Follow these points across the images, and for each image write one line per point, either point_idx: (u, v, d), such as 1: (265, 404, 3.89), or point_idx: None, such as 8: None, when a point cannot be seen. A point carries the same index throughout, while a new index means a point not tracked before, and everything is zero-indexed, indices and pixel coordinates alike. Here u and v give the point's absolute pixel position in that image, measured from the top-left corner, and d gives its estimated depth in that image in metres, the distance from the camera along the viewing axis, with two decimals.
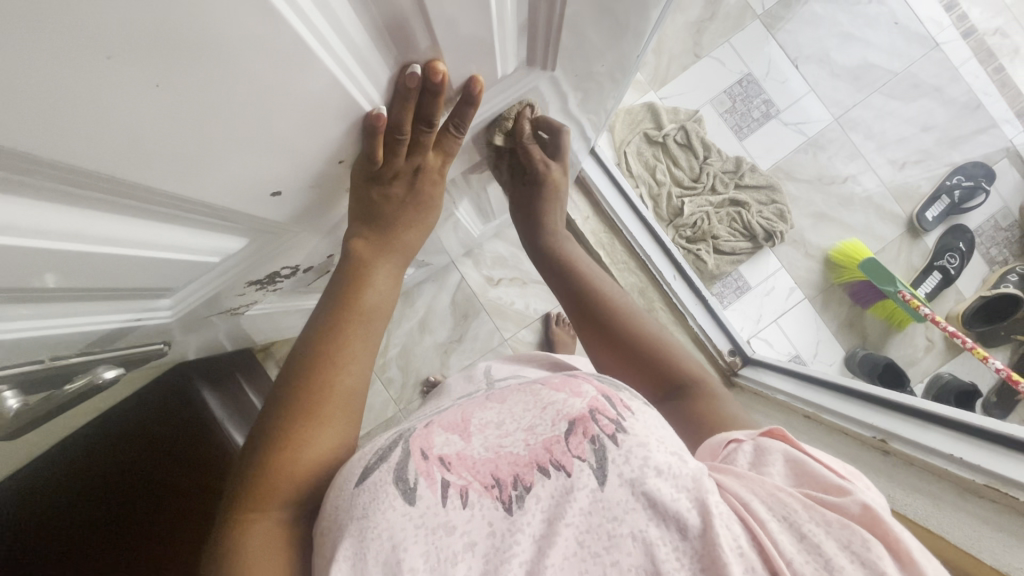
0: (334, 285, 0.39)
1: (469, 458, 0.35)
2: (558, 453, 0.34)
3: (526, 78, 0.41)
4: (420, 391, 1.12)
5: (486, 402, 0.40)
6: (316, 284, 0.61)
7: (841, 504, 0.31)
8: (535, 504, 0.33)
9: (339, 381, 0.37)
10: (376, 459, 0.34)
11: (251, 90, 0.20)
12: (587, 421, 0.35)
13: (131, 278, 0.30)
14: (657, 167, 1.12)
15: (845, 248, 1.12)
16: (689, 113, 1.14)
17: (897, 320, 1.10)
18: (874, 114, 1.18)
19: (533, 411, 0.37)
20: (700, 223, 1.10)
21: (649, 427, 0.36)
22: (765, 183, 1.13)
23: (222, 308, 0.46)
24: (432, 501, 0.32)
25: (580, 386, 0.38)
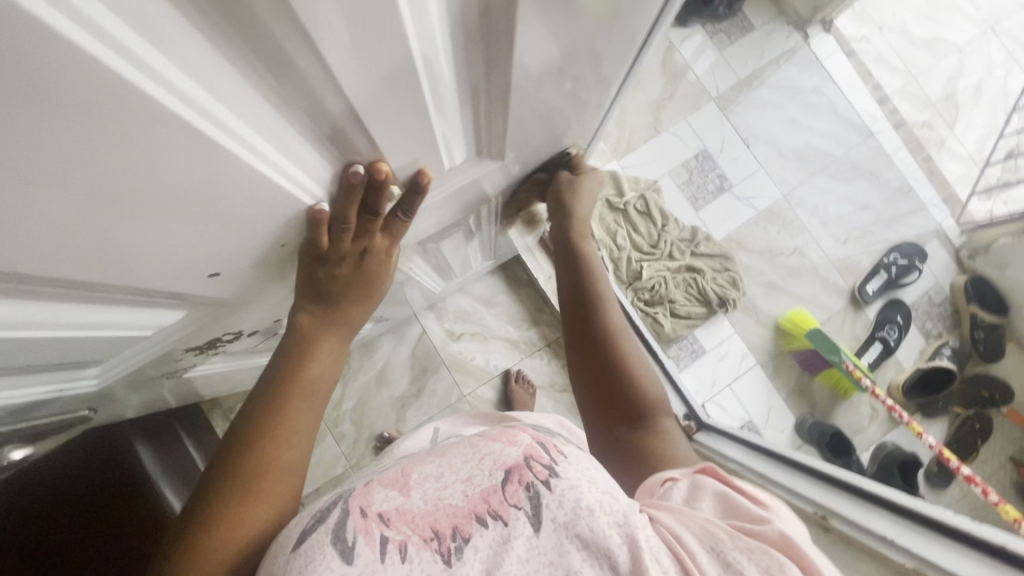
0: (277, 362, 0.39)
1: (409, 512, 0.33)
2: (495, 503, 0.34)
3: (478, 164, 0.43)
4: (373, 447, 1.09)
5: (426, 457, 0.39)
6: (264, 344, 0.59)
7: (763, 531, 0.34)
8: (473, 557, 0.32)
9: (278, 455, 0.35)
10: (313, 521, 0.32)
11: (189, 193, 0.21)
12: (522, 469, 0.36)
13: (49, 355, 0.29)
14: (617, 232, 1.16)
15: (793, 317, 1.17)
16: (649, 182, 1.20)
17: (843, 389, 1.15)
18: (818, 192, 1.26)
19: (472, 462, 0.37)
20: (657, 287, 1.14)
21: (580, 470, 0.37)
22: (719, 252, 1.18)
23: (158, 373, 0.44)
24: (370, 558, 0.30)
25: (515, 435, 0.40)
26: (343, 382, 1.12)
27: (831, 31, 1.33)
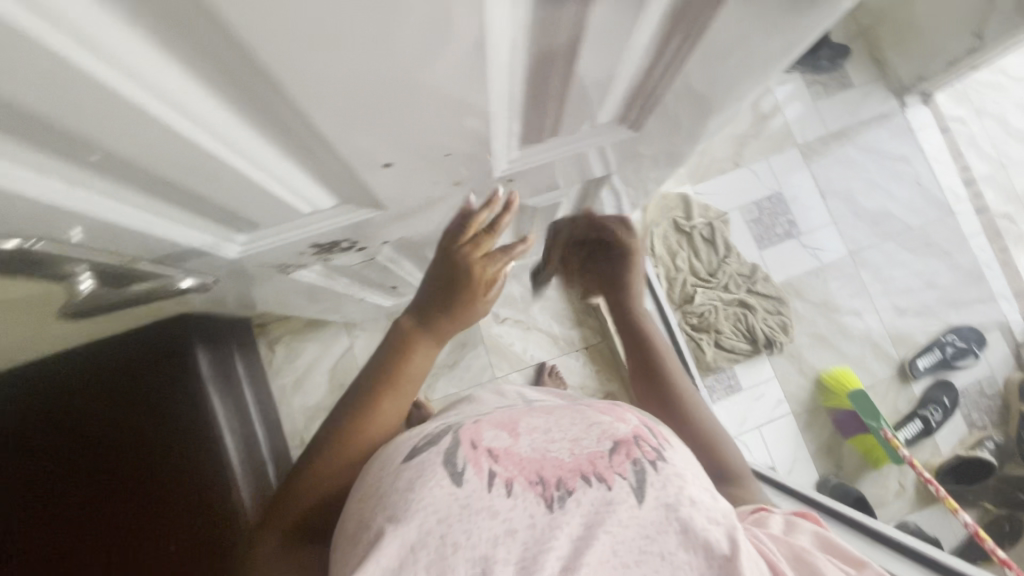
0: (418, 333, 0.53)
1: (517, 454, 0.40)
2: (600, 467, 0.39)
3: (611, 132, 0.46)
4: None
5: (534, 412, 0.45)
6: (354, 271, 0.64)
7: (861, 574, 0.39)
8: (575, 507, 0.37)
9: (402, 393, 0.53)
10: (425, 444, 0.41)
11: (403, 56, 0.22)
12: (631, 445, 0.40)
13: (234, 202, 0.33)
14: (678, 253, 1.18)
15: (835, 375, 1.16)
16: (718, 213, 1.21)
17: (873, 457, 1.13)
18: (885, 259, 1.24)
19: (579, 426, 0.42)
20: (707, 315, 1.15)
21: (683, 462, 0.41)
22: (774, 295, 1.19)
23: (278, 265, 0.48)
24: (478, 485, 0.37)
25: (622, 415, 0.44)
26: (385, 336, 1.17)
27: (930, 103, 1.31)
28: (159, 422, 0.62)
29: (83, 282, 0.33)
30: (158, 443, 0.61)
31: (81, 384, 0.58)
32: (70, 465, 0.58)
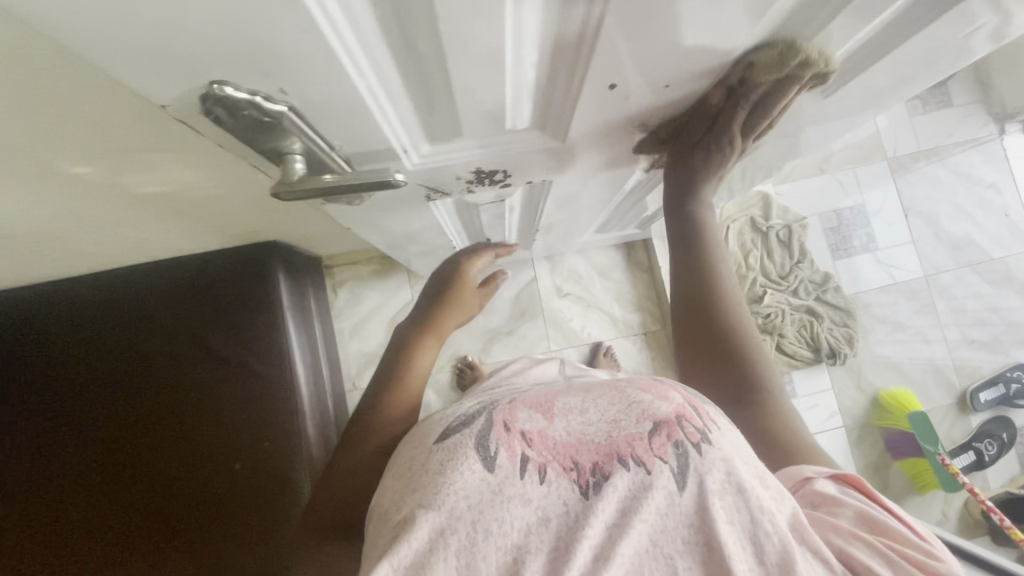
0: (414, 337, 0.53)
1: (550, 438, 0.37)
2: (639, 450, 0.35)
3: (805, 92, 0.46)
4: (452, 366, 1.14)
5: (571, 390, 0.42)
6: (471, 217, 0.64)
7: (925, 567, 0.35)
8: (610, 493, 0.34)
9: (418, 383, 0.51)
10: (459, 425, 0.39)
11: None
12: (673, 425, 0.36)
13: (462, 105, 0.33)
14: (750, 252, 1.16)
15: (895, 396, 1.13)
16: (797, 217, 1.19)
17: (921, 482, 1.12)
18: (961, 286, 1.21)
19: (617, 406, 0.38)
20: (772, 317, 1.13)
21: (733, 445, 0.37)
22: (843, 307, 1.17)
23: (433, 189, 0.48)
24: (509, 471, 0.36)
25: (667, 391, 0.39)
26: None
27: None
28: (219, 318, 0.85)
29: (296, 164, 0.32)
30: (272, 354, 0.86)
31: (165, 285, 0.84)
32: (221, 369, 0.85)
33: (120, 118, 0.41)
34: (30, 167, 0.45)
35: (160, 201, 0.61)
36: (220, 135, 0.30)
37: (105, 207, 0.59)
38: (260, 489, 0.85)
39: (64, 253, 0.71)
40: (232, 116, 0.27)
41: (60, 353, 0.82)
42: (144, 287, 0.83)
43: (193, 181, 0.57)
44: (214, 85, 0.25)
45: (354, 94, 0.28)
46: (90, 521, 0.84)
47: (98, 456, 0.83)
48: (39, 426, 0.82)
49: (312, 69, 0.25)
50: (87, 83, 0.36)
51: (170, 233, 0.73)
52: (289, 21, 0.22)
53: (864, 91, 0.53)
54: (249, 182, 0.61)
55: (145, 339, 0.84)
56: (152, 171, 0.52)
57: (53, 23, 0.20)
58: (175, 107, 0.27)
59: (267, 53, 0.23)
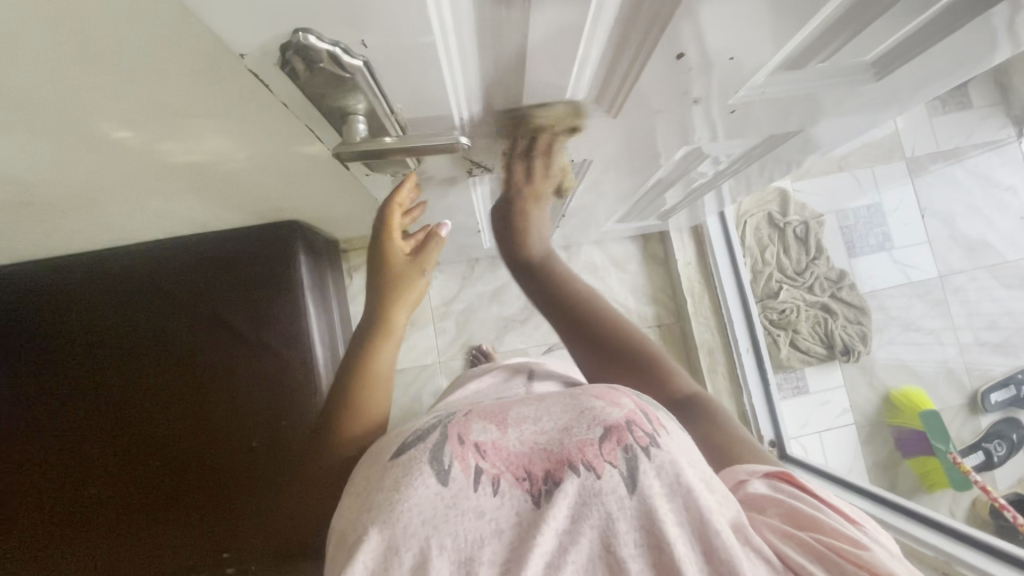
0: (364, 329, 0.50)
1: (504, 448, 0.37)
2: (589, 455, 0.35)
3: (854, 74, 0.46)
4: (466, 354, 1.14)
5: (527, 400, 0.42)
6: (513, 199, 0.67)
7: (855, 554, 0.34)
8: (561, 501, 0.34)
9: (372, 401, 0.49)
10: (415, 441, 0.40)
11: None
12: (623, 430, 0.36)
13: (529, 66, 0.33)
14: (767, 248, 1.32)
15: (907, 394, 1.13)
16: (815, 214, 1.30)
17: (930, 481, 1.03)
18: None
19: (570, 413, 0.38)
20: (788, 312, 1.28)
21: (681, 448, 0.37)
22: (858, 304, 1.25)
23: (479, 164, 0.49)
24: (462, 484, 0.36)
25: (620, 397, 0.39)
26: (462, 282, 1.17)
27: None
28: (238, 296, 0.84)
29: (358, 126, 0.33)
30: (290, 335, 0.86)
31: (185, 261, 0.83)
32: (238, 348, 0.84)
33: (174, 78, 0.41)
34: (73, 124, 0.44)
35: (196, 175, 0.61)
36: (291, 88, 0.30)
37: (139, 177, 0.58)
38: (273, 470, 0.85)
39: (92, 224, 0.71)
40: (310, 69, 0.27)
41: (77, 326, 0.82)
42: (166, 263, 0.83)
43: (231, 152, 0.56)
44: (298, 33, 0.25)
45: (427, 48, 0.28)
46: (102, 498, 0.83)
47: (109, 428, 0.83)
48: (53, 400, 0.81)
49: (395, 15, 0.25)
50: (152, 33, 0.36)
51: (196, 208, 0.73)
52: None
53: (915, 85, 0.52)
54: (287, 159, 0.60)
55: (164, 316, 0.83)
56: (192, 141, 0.52)
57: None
58: (254, 57, 0.27)
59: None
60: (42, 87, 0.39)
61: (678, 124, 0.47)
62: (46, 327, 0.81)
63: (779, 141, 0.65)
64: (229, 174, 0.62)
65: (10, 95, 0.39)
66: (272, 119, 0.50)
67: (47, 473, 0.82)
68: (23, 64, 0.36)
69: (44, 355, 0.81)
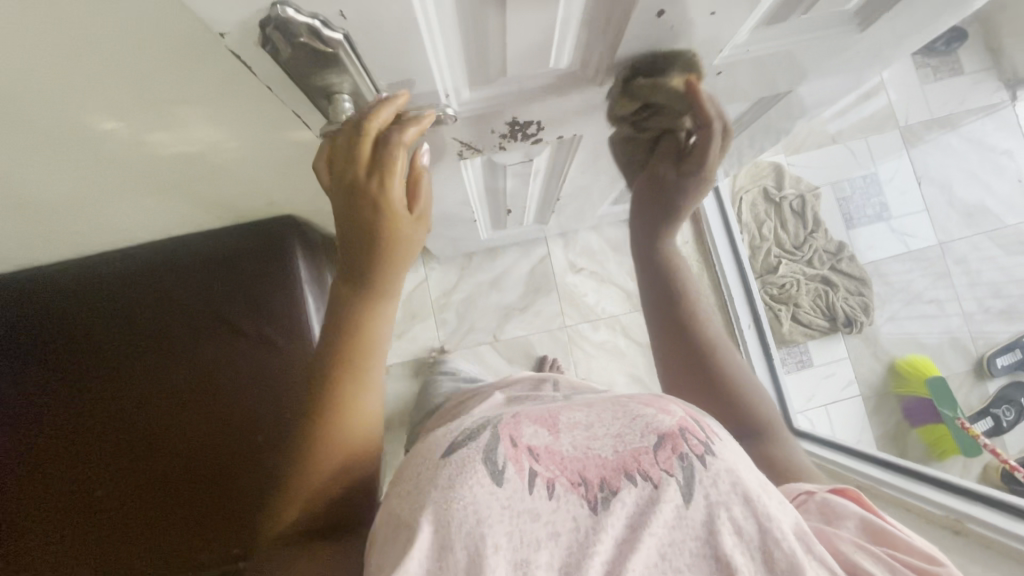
0: (338, 334, 0.42)
1: (558, 453, 0.42)
2: (646, 464, 0.41)
3: (837, 27, 0.46)
4: (470, 344, 1.15)
5: (573, 407, 0.48)
6: (510, 182, 0.68)
7: (921, 568, 0.39)
8: (620, 505, 0.39)
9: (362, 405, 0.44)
10: (466, 439, 0.43)
11: None
12: (677, 440, 0.42)
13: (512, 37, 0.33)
14: (764, 222, 1.19)
15: (912, 362, 1.15)
16: (810, 187, 1.21)
17: (939, 448, 1.03)
18: None
19: (622, 420, 0.44)
20: (788, 287, 1.17)
21: (731, 455, 0.43)
22: (857, 276, 1.20)
23: (472, 147, 0.49)
24: (519, 485, 0.40)
25: (668, 407, 0.46)
26: (461, 273, 1.17)
27: None
28: (237, 292, 0.85)
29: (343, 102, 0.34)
30: (290, 327, 0.86)
31: (181, 257, 0.84)
32: (239, 343, 0.85)
33: (161, 62, 0.41)
34: (64, 108, 0.44)
35: (187, 169, 0.61)
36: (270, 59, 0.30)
37: (124, 172, 0.58)
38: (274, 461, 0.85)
39: (82, 226, 0.71)
40: (289, 44, 0.28)
41: (76, 325, 0.82)
42: (162, 260, 0.83)
43: (218, 141, 0.56)
44: (277, 7, 0.26)
45: (410, 20, 0.28)
46: (104, 495, 0.83)
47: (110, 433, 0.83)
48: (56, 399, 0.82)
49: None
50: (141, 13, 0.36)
51: (184, 204, 0.72)
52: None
53: (898, 38, 0.52)
54: (274, 147, 0.61)
55: (162, 313, 0.83)
56: (177, 130, 0.52)
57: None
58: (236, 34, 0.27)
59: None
60: (31, 68, 0.39)
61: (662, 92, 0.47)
62: (44, 334, 0.82)
63: (768, 105, 0.65)
64: (216, 166, 0.62)
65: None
66: (260, 104, 0.50)
67: (48, 476, 0.82)
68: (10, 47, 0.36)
69: (45, 360, 0.82)
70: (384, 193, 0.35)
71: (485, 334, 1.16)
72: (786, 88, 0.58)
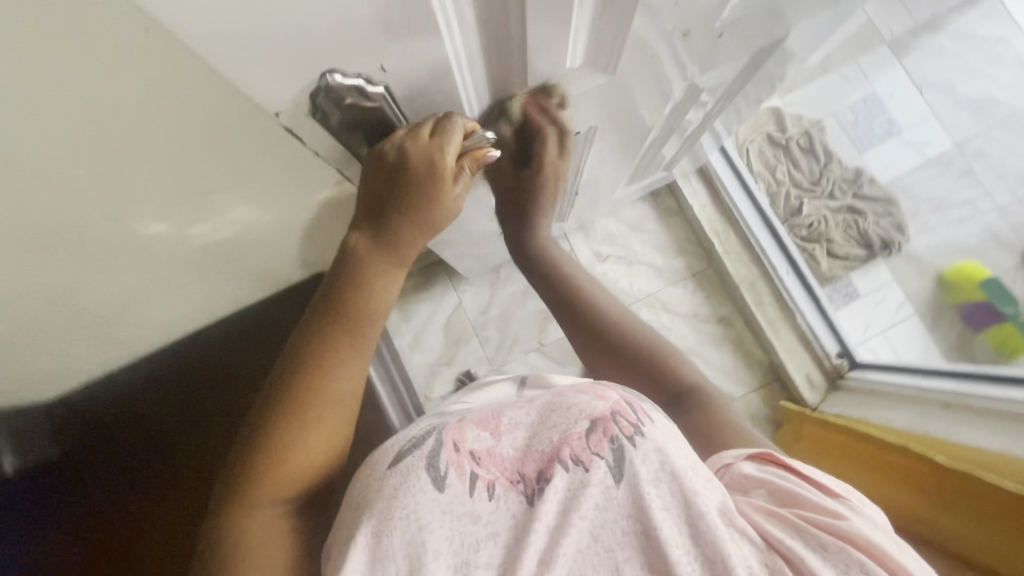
0: (309, 328, 0.45)
1: (498, 455, 0.43)
2: (578, 448, 0.41)
3: None
4: (517, 356, 1.16)
5: (517, 403, 0.48)
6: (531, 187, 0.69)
7: (833, 525, 0.41)
8: (552, 495, 0.40)
9: (335, 391, 0.45)
10: (411, 447, 0.43)
11: None
12: (608, 422, 0.42)
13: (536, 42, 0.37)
14: (777, 166, 1.18)
15: (960, 269, 1.14)
16: (813, 121, 1.20)
17: (1008, 347, 1.02)
18: (995, 144, 1.20)
19: (558, 411, 0.44)
20: (816, 225, 1.16)
21: (664, 435, 0.43)
22: (883, 197, 1.18)
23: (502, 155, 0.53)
24: (460, 489, 0.41)
25: (604, 392, 0.45)
26: (492, 288, 1.19)
27: None
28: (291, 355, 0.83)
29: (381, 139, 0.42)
30: None
31: (249, 329, 0.88)
32: None
33: (200, 156, 0.42)
34: (113, 221, 0.46)
35: (223, 249, 0.63)
36: (288, 90, 0.33)
37: (170, 267, 0.61)
38: None
39: (143, 328, 0.75)
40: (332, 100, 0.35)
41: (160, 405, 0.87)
42: (231, 335, 0.88)
43: (251, 218, 0.58)
44: (326, 75, 0.32)
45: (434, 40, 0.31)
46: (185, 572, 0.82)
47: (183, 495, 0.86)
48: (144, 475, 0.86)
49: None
50: (184, 120, 0.36)
51: (227, 284, 0.75)
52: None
53: None
54: (304, 210, 0.61)
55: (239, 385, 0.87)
56: (215, 218, 0.54)
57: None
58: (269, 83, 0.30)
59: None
60: (82, 191, 0.40)
61: (656, 56, 0.49)
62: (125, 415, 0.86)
63: (768, 55, 0.66)
64: (252, 240, 0.64)
65: (52, 207, 0.41)
66: (292, 174, 0.50)
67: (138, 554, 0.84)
68: (42, 180, 0.38)
69: (137, 440, 0.86)
70: (441, 161, 0.43)
71: (528, 342, 1.17)
72: (783, 33, 0.59)
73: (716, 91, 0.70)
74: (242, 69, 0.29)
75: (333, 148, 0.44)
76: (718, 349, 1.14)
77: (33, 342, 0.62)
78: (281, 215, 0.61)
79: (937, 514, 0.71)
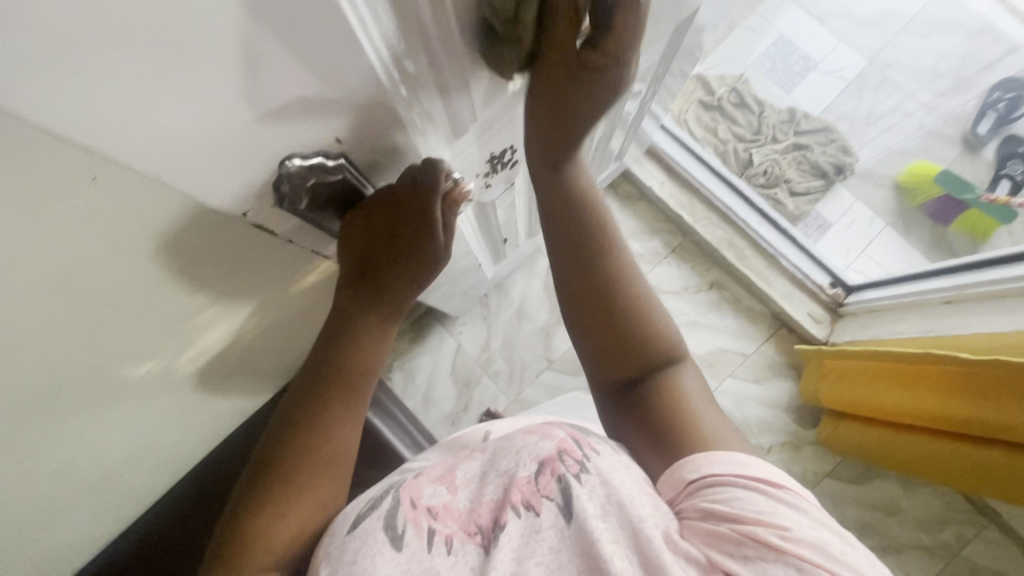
0: (297, 392, 0.45)
1: (454, 509, 0.41)
2: (528, 493, 0.40)
3: None
4: (531, 380, 1.15)
5: (472, 456, 0.47)
6: (499, 213, 0.69)
7: (771, 531, 0.36)
8: (507, 542, 0.38)
9: (334, 448, 0.44)
10: (366, 509, 0.40)
11: None
12: (554, 461, 0.42)
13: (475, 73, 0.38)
14: (718, 127, 1.22)
15: (913, 169, 1.20)
16: (735, 77, 1.25)
17: (982, 230, 1.13)
18: (904, 52, 1.27)
19: (509, 456, 0.44)
20: (770, 170, 1.19)
21: (611, 467, 0.42)
22: (821, 127, 1.23)
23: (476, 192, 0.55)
24: (418, 547, 0.38)
25: (550, 431, 0.46)
26: (486, 322, 1.18)
27: None
28: None
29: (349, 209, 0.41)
30: None
31: None
32: None
33: (173, 286, 0.40)
34: (99, 377, 0.44)
35: (217, 366, 0.61)
36: (243, 182, 0.32)
37: (166, 402, 0.58)
38: None
39: (151, 472, 0.71)
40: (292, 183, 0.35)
41: None
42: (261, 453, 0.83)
43: (240, 326, 0.56)
44: (284, 161, 0.33)
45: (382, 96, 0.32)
46: None
47: None
48: None
49: (309, 79, 0.28)
50: (158, 255, 0.35)
51: (225, 400, 0.72)
52: (278, 30, 0.24)
53: None
54: (287, 303, 0.60)
55: None
56: (202, 339, 0.52)
57: (89, 129, 0.23)
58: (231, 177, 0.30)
59: (265, 80, 0.26)
60: (59, 358, 0.38)
61: None
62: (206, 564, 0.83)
63: (685, 31, 0.68)
64: (242, 349, 0.62)
65: (35, 384, 0.38)
66: (266, 273, 0.49)
67: None
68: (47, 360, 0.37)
69: None
70: (430, 209, 0.42)
71: (537, 363, 1.16)
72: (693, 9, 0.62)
73: (646, 76, 0.72)
74: (196, 179, 0.29)
75: (304, 231, 0.44)
76: (719, 313, 1.16)
77: (42, 524, 0.58)
78: (268, 314, 0.59)
79: (979, 406, 0.73)
